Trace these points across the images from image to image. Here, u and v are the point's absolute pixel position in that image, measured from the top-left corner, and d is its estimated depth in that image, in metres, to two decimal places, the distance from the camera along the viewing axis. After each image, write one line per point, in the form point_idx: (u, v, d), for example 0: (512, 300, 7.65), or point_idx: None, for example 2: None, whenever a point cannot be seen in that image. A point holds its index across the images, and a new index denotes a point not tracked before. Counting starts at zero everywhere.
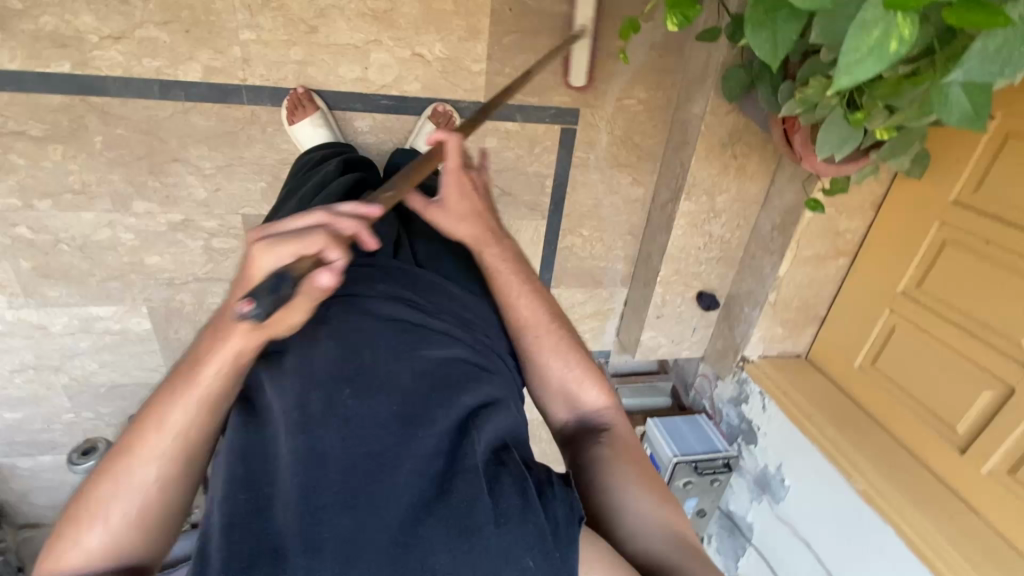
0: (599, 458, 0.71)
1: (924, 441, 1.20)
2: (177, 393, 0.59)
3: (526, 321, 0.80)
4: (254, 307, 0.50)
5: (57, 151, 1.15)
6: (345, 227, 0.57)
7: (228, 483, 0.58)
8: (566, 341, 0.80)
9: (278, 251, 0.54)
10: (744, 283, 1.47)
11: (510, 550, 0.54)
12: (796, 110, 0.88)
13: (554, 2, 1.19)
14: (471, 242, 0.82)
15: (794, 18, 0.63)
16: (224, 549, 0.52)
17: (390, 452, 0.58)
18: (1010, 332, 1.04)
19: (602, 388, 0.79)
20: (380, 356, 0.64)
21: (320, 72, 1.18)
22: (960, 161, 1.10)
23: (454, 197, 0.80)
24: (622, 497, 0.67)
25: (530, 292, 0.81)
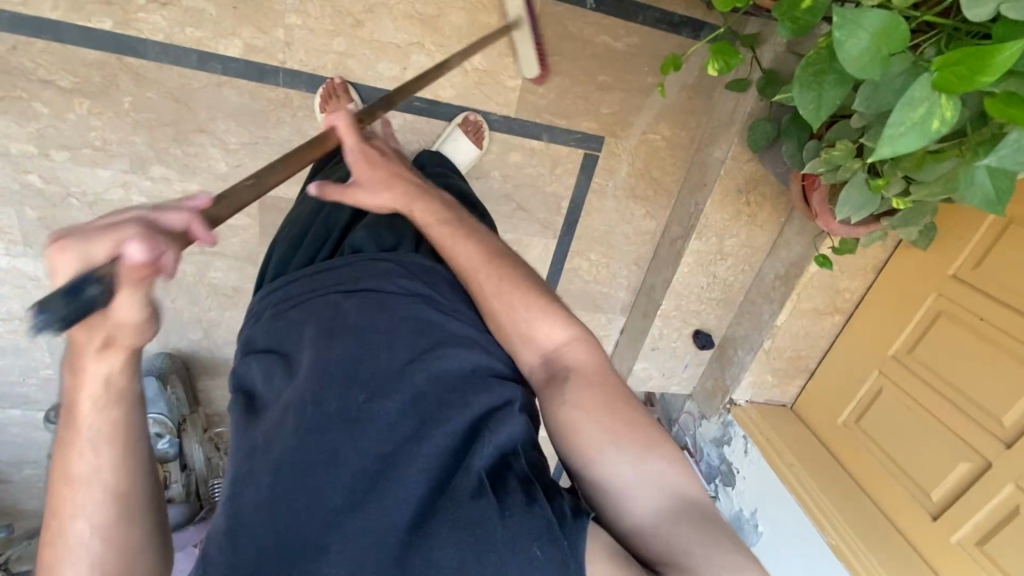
0: (569, 421, 0.63)
1: (897, 502, 1.23)
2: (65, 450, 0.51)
3: (466, 269, 0.75)
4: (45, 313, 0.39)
5: (83, 106, 1.14)
6: (175, 222, 0.47)
7: (247, 472, 0.61)
8: (505, 280, 0.74)
9: (73, 247, 0.42)
10: (741, 327, 1.49)
11: (517, 541, 0.53)
12: (819, 169, 0.91)
13: (595, 32, 1.23)
14: (400, 204, 0.79)
15: (842, 85, 0.65)
16: (246, 539, 0.56)
17: (398, 455, 0.60)
18: (989, 404, 1.09)
19: (560, 324, 0.71)
20: (394, 359, 0.65)
21: (359, 65, 1.19)
22: (963, 238, 1.14)
23: (366, 170, 0.79)
24: (598, 459, 0.61)
25: (462, 235, 0.78)
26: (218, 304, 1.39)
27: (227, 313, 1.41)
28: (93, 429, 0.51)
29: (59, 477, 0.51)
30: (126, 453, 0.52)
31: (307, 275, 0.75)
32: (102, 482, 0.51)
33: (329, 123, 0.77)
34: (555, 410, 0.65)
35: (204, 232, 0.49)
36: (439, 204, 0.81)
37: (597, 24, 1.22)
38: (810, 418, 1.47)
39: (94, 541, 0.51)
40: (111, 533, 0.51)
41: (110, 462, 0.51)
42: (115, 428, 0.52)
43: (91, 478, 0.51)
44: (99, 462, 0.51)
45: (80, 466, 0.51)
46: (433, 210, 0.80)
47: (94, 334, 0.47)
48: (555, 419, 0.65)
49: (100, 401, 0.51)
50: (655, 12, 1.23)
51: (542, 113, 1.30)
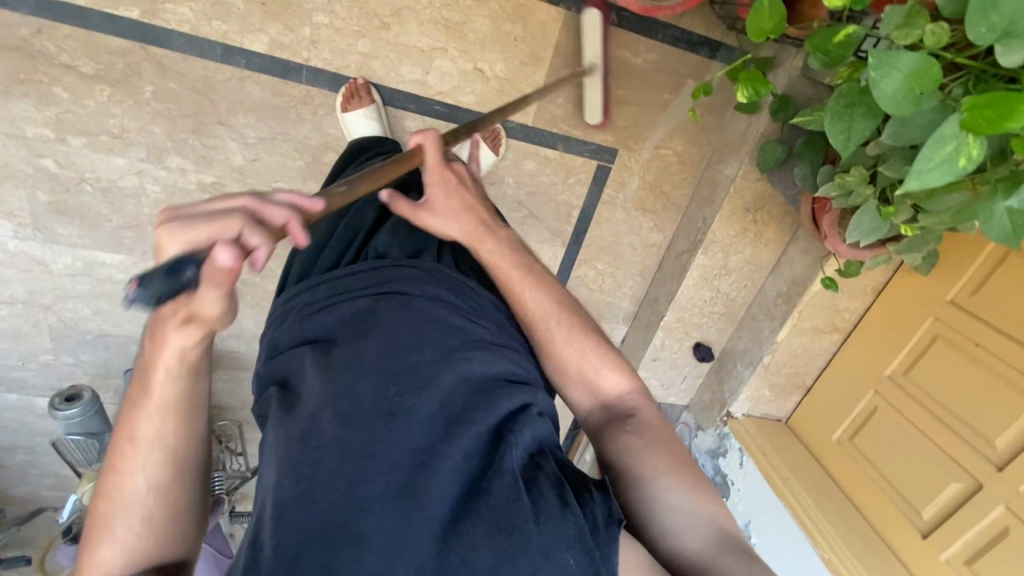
0: (627, 446, 0.71)
1: (888, 518, 1.27)
2: (137, 410, 0.62)
3: (536, 314, 0.80)
4: (142, 290, 0.44)
5: (103, 93, 1.14)
6: (275, 218, 0.52)
7: (280, 468, 0.61)
8: (577, 329, 0.80)
9: (192, 230, 0.48)
10: (741, 342, 1.52)
11: (550, 549, 0.56)
12: (832, 193, 0.94)
13: (617, 48, 1.25)
14: (464, 239, 0.82)
15: (870, 116, 0.67)
16: (280, 534, 0.56)
17: (430, 454, 0.61)
18: (976, 424, 1.13)
19: (621, 373, 0.79)
20: (425, 357, 0.66)
21: (382, 66, 1.20)
22: (962, 267, 1.18)
23: (440, 198, 0.82)
24: (653, 482, 0.67)
25: (532, 282, 0.82)
26: None
27: (234, 306, 1.41)
28: (160, 398, 0.61)
29: (127, 434, 0.62)
30: (184, 419, 0.63)
31: (329, 280, 0.75)
32: (162, 446, 0.62)
33: (414, 144, 0.79)
34: (613, 440, 0.73)
35: (298, 232, 0.53)
36: (510, 252, 0.84)
37: (618, 40, 1.25)
38: (808, 435, 1.50)
39: (149, 495, 0.61)
40: (165, 488, 0.62)
41: (170, 427, 0.62)
42: (176, 398, 0.62)
43: (154, 440, 0.62)
44: (163, 427, 0.62)
45: (147, 428, 0.62)
46: (500, 252, 0.83)
47: (180, 310, 0.56)
48: (612, 445, 0.72)
49: (170, 375, 0.61)
50: (674, 31, 1.26)
51: (559, 123, 1.32)
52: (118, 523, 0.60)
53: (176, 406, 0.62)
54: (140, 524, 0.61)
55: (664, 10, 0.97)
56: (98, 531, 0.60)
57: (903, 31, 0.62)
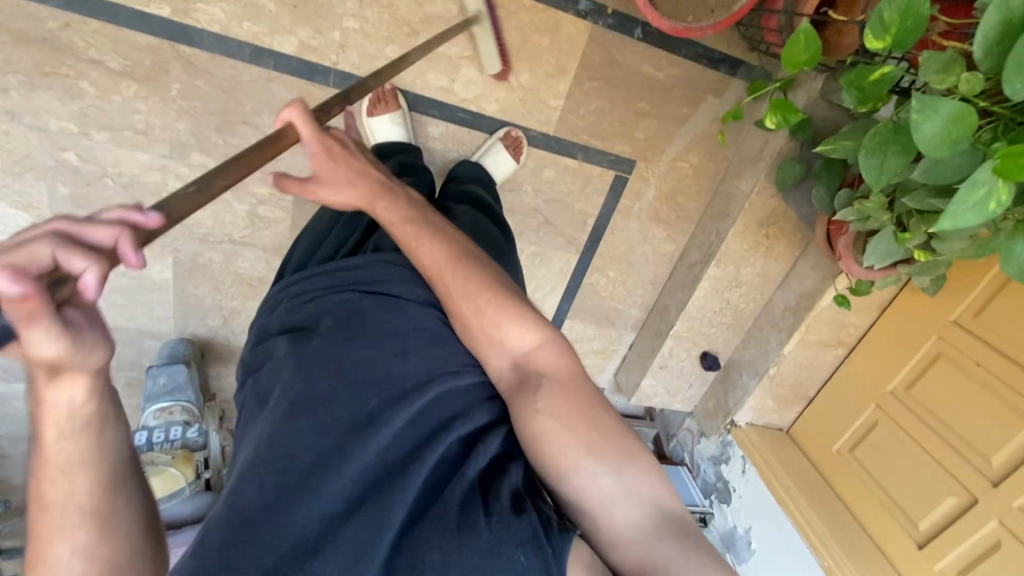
0: (541, 431, 0.62)
1: (891, 535, 1.30)
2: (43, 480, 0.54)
3: (429, 268, 0.72)
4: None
5: (130, 89, 1.14)
6: (100, 237, 0.44)
7: (254, 462, 0.61)
8: (474, 279, 0.70)
9: None
10: (747, 352, 1.56)
11: (501, 545, 0.54)
12: (850, 217, 0.97)
13: (640, 62, 1.27)
14: (360, 204, 0.74)
15: (902, 154, 0.70)
16: (237, 528, 0.56)
17: (399, 464, 0.61)
18: (970, 437, 1.18)
19: (525, 327, 0.67)
20: (408, 367, 0.67)
21: (410, 73, 1.21)
22: (966, 289, 1.20)
23: (325, 166, 0.70)
24: (576, 471, 0.60)
25: (428, 233, 0.74)
26: (241, 293, 1.39)
27: (249, 303, 1.41)
28: (58, 457, 0.54)
29: (39, 502, 0.54)
30: (97, 474, 0.56)
31: (327, 270, 0.77)
32: (80, 506, 0.55)
33: (283, 124, 0.65)
34: (527, 421, 0.63)
35: (131, 252, 0.44)
36: (405, 205, 0.76)
37: (642, 54, 1.27)
38: (807, 444, 1.55)
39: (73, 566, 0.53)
40: (94, 555, 0.54)
41: (81, 488, 0.55)
42: (79, 454, 0.55)
43: (67, 501, 0.55)
44: (73, 490, 0.55)
45: (56, 493, 0.54)
46: (397, 209, 0.75)
47: (45, 368, 0.49)
48: (526, 425, 0.63)
49: (63, 433, 0.53)
50: (697, 48, 1.28)
51: (579, 133, 1.34)
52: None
53: (91, 463, 0.55)
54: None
55: (693, 31, 0.97)
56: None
57: (940, 77, 0.64)
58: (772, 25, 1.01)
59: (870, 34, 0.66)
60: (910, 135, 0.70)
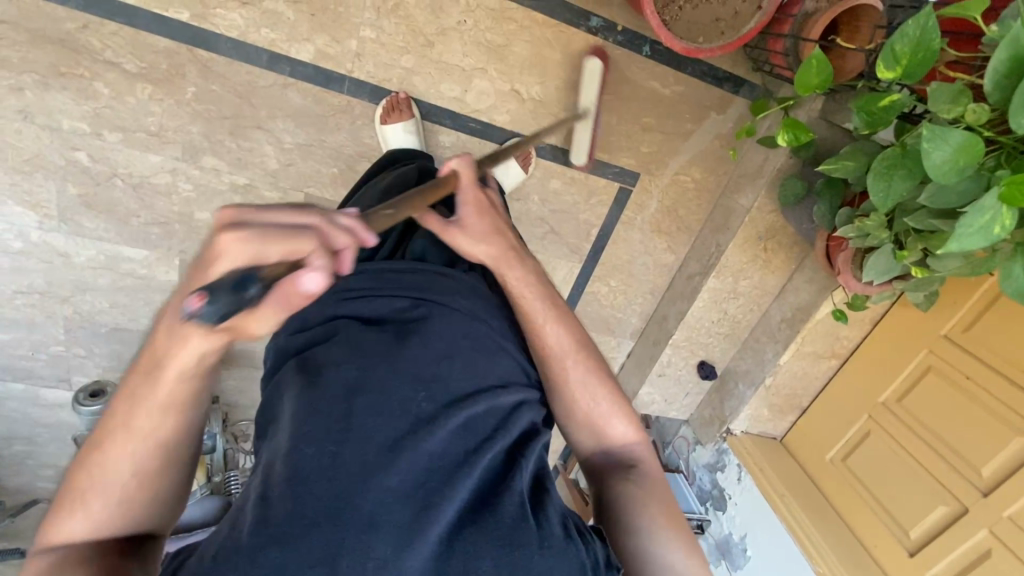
0: (627, 496, 0.76)
1: (879, 538, 1.35)
2: (147, 394, 0.54)
3: (558, 351, 0.79)
4: (208, 305, 0.43)
5: (145, 91, 1.15)
6: (337, 242, 0.48)
7: (297, 439, 0.59)
8: (595, 370, 0.81)
9: (268, 242, 0.45)
10: (743, 362, 1.60)
11: (553, 569, 0.59)
12: (850, 234, 1.01)
13: (647, 78, 1.31)
14: (491, 262, 0.77)
15: (910, 177, 0.74)
16: (286, 511, 0.55)
17: (447, 463, 0.62)
18: (960, 449, 1.22)
19: (630, 423, 0.82)
20: (455, 369, 0.67)
21: (423, 82, 1.23)
22: (957, 304, 1.25)
23: (473, 218, 0.76)
24: (652, 537, 0.73)
25: (558, 315, 0.81)
26: None
27: None
28: (164, 396, 0.54)
29: (121, 416, 0.54)
30: (187, 418, 0.56)
31: (370, 269, 0.75)
32: (157, 439, 0.55)
33: (450, 169, 0.75)
34: (617, 489, 0.77)
35: (348, 264, 0.50)
36: (533, 276, 0.81)
37: (649, 71, 1.30)
38: (800, 454, 1.59)
39: (129, 483, 0.55)
40: (148, 481, 0.56)
41: (169, 425, 0.55)
42: (178, 398, 0.54)
43: (150, 433, 0.55)
44: (160, 425, 0.55)
45: (145, 422, 0.54)
46: (526, 277, 0.80)
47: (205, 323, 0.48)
48: (617, 493, 0.77)
49: (183, 375, 0.53)
50: (703, 66, 1.32)
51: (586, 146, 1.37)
52: (91, 503, 0.54)
53: (183, 406, 0.55)
54: (111, 512, 0.55)
55: (704, 52, 1.00)
56: (65, 508, 0.54)
57: (948, 106, 0.68)
58: (778, 48, 1.05)
59: (882, 64, 0.69)
60: (918, 159, 0.74)
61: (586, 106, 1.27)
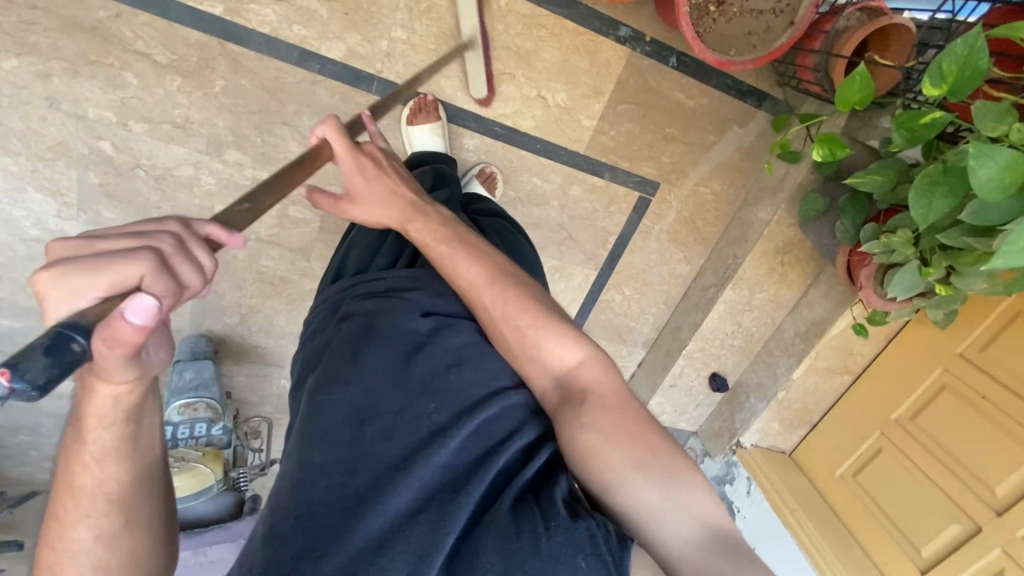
0: (582, 440, 0.62)
1: (890, 556, 1.35)
2: (79, 447, 0.49)
3: (469, 288, 0.74)
4: (17, 378, 0.31)
5: (173, 83, 1.14)
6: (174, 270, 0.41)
7: (313, 463, 0.62)
8: (515, 297, 0.71)
9: (84, 276, 0.37)
10: (755, 375, 1.60)
11: (562, 551, 0.54)
12: (875, 250, 1.02)
13: (671, 88, 1.32)
14: (396, 223, 0.79)
15: (950, 195, 0.75)
16: (304, 532, 0.57)
17: (459, 472, 0.61)
18: (976, 468, 1.22)
19: (567, 341, 0.68)
20: (464, 378, 0.69)
21: (451, 85, 1.24)
22: (974, 323, 1.26)
23: (359, 184, 0.76)
24: (623, 481, 0.58)
25: (462, 254, 0.76)
26: (262, 291, 1.39)
27: (268, 302, 1.41)
28: (98, 445, 0.49)
29: (63, 485, 0.50)
30: (133, 464, 0.52)
31: (393, 276, 0.80)
32: (106, 494, 0.51)
33: (317, 139, 0.70)
34: (571, 432, 0.63)
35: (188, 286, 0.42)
36: (437, 219, 0.79)
37: (673, 82, 1.31)
38: (810, 469, 1.59)
39: (95, 550, 0.51)
40: (115, 542, 0.52)
41: (115, 474, 0.51)
42: (117, 445, 0.50)
43: (97, 490, 0.51)
44: (104, 474, 0.50)
45: (86, 479, 0.50)
46: (432, 230, 0.78)
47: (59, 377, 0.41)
48: (570, 438, 0.62)
49: (104, 422, 0.48)
50: (727, 79, 1.33)
51: (608, 153, 1.37)
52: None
53: (124, 449, 0.51)
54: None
55: (736, 65, 1.01)
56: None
57: (992, 125, 0.69)
58: (808, 63, 1.06)
59: (928, 81, 0.71)
60: (959, 177, 0.75)
61: (472, 37, 1.19)
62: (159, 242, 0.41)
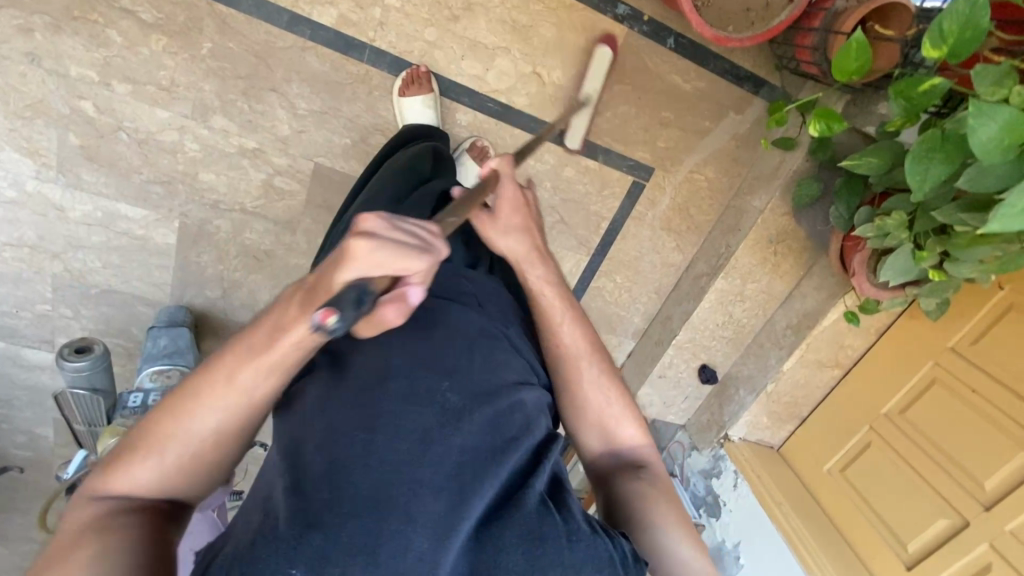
0: (638, 496, 0.74)
1: (875, 552, 1.33)
2: (264, 351, 0.55)
3: (570, 352, 0.79)
4: (335, 322, 0.48)
5: (159, 43, 1.12)
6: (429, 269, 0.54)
7: (321, 429, 0.56)
8: (610, 373, 0.80)
9: (378, 258, 0.50)
10: (745, 367, 1.58)
11: (580, 566, 0.56)
12: (869, 233, 1.00)
13: (670, 71, 1.31)
14: (514, 259, 0.80)
15: (947, 163, 0.75)
16: (305, 499, 0.51)
17: (477, 457, 0.57)
18: (967, 464, 1.20)
19: (638, 425, 0.80)
20: (476, 363, 0.64)
21: (445, 57, 1.22)
22: (965, 316, 1.25)
23: (505, 210, 0.81)
24: (666, 537, 0.71)
25: (572, 319, 0.81)
26: (246, 265, 1.37)
27: (252, 277, 1.38)
28: (275, 359, 0.55)
29: (224, 374, 0.55)
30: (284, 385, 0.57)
31: None
32: (251, 402, 0.56)
33: (489, 168, 0.82)
34: (628, 489, 0.74)
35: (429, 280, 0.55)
36: (556, 277, 0.83)
37: (672, 64, 1.30)
38: (798, 463, 1.57)
39: (204, 442, 0.56)
40: (220, 444, 0.57)
41: (266, 386, 0.56)
42: (288, 364, 0.56)
43: (249, 392, 0.56)
44: (262, 383, 0.56)
45: (246, 380, 0.55)
46: (548, 278, 0.81)
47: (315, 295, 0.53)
48: (628, 492, 0.74)
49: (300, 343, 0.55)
50: (724, 63, 1.32)
51: (603, 135, 1.35)
52: (168, 447, 0.55)
53: (285, 373, 0.56)
54: (179, 461, 0.56)
55: (733, 41, 1.00)
56: (142, 451, 0.55)
57: (991, 89, 0.69)
58: (806, 42, 1.05)
59: (928, 42, 0.73)
60: (956, 145, 0.75)
61: (590, 94, 1.27)
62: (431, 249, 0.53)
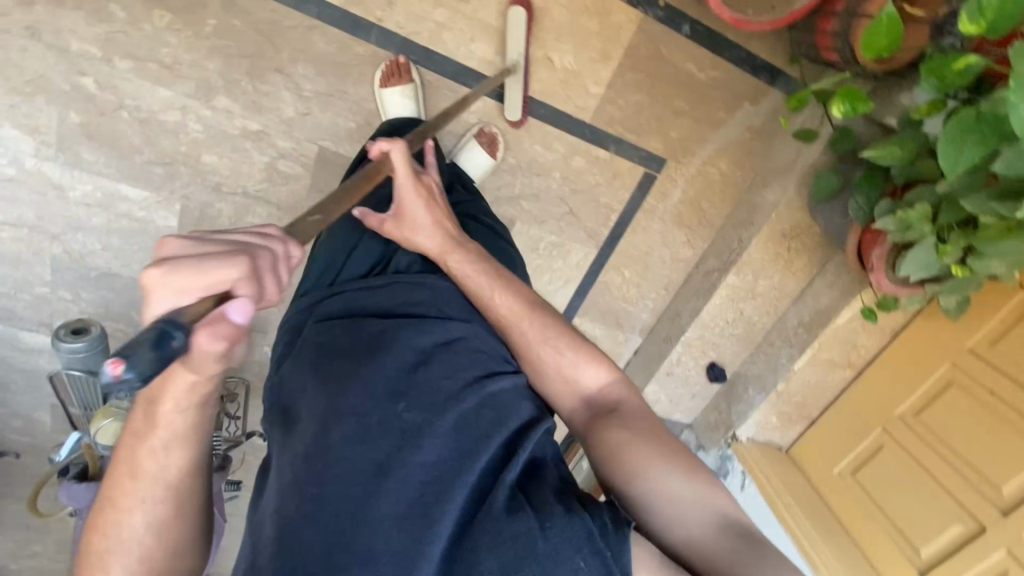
0: (615, 442, 0.71)
1: (887, 558, 1.30)
2: (150, 431, 0.61)
3: (506, 317, 0.82)
4: (127, 370, 0.39)
5: (162, 19, 1.10)
6: (263, 277, 0.49)
7: (304, 460, 0.62)
8: (554, 328, 0.81)
9: (180, 277, 0.45)
10: (754, 366, 1.54)
11: (559, 553, 0.56)
12: (890, 226, 0.96)
13: (685, 60, 1.27)
14: (434, 250, 0.86)
15: (981, 144, 0.73)
16: (300, 547, 0.57)
17: (443, 472, 0.61)
18: (985, 468, 1.16)
19: (601, 366, 0.79)
20: (433, 373, 0.68)
21: (453, 40, 1.20)
22: (983, 317, 1.21)
23: (409, 207, 0.86)
24: (650, 475, 0.67)
25: (501, 284, 0.83)
26: None
27: None
28: (164, 436, 0.61)
29: (129, 468, 0.62)
30: (190, 456, 0.63)
31: (344, 295, 0.80)
32: (166, 482, 0.63)
33: (379, 154, 0.82)
34: (605, 436, 0.72)
35: (270, 287, 0.50)
36: (476, 257, 0.86)
37: (687, 52, 1.27)
38: (807, 465, 1.53)
39: (146, 535, 0.63)
40: (165, 526, 0.64)
41: (174, 464, 0.63)
42: (182, 433, 0.61)
43: (159, 477, 0.62)
44: (167, 460, 0.62)
45: (150, 465, 0.62)
46: (467, 258, 0.85)
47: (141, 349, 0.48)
48: (602, 444, 0.72)
49: (179, 408, 0.60)
50: (740, 52, 1.28)
51: (615, 123, 1.32)
52: (113, 565, 0.62)
53: (182, 442, 0.62)
54: (130, 571, 0.63)
55: (753, 24, 0.97)
56: (97, 565, 0.62)
57: None
58: (828, 27, 1.02)
59: (965, 16, 0.70)
60: (992, 126, 0.72)
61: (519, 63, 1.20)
62: (255, 253, 0.49)
